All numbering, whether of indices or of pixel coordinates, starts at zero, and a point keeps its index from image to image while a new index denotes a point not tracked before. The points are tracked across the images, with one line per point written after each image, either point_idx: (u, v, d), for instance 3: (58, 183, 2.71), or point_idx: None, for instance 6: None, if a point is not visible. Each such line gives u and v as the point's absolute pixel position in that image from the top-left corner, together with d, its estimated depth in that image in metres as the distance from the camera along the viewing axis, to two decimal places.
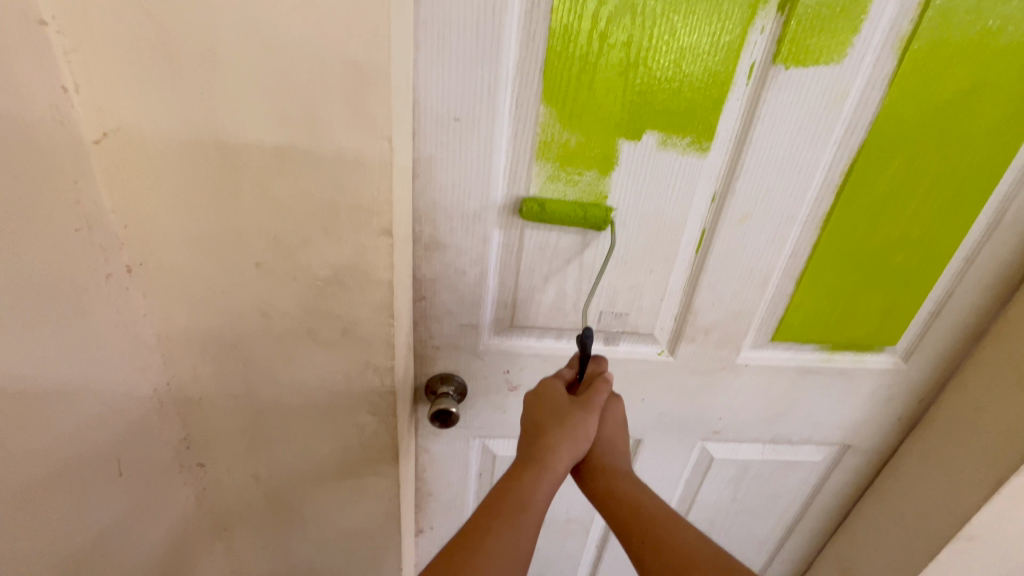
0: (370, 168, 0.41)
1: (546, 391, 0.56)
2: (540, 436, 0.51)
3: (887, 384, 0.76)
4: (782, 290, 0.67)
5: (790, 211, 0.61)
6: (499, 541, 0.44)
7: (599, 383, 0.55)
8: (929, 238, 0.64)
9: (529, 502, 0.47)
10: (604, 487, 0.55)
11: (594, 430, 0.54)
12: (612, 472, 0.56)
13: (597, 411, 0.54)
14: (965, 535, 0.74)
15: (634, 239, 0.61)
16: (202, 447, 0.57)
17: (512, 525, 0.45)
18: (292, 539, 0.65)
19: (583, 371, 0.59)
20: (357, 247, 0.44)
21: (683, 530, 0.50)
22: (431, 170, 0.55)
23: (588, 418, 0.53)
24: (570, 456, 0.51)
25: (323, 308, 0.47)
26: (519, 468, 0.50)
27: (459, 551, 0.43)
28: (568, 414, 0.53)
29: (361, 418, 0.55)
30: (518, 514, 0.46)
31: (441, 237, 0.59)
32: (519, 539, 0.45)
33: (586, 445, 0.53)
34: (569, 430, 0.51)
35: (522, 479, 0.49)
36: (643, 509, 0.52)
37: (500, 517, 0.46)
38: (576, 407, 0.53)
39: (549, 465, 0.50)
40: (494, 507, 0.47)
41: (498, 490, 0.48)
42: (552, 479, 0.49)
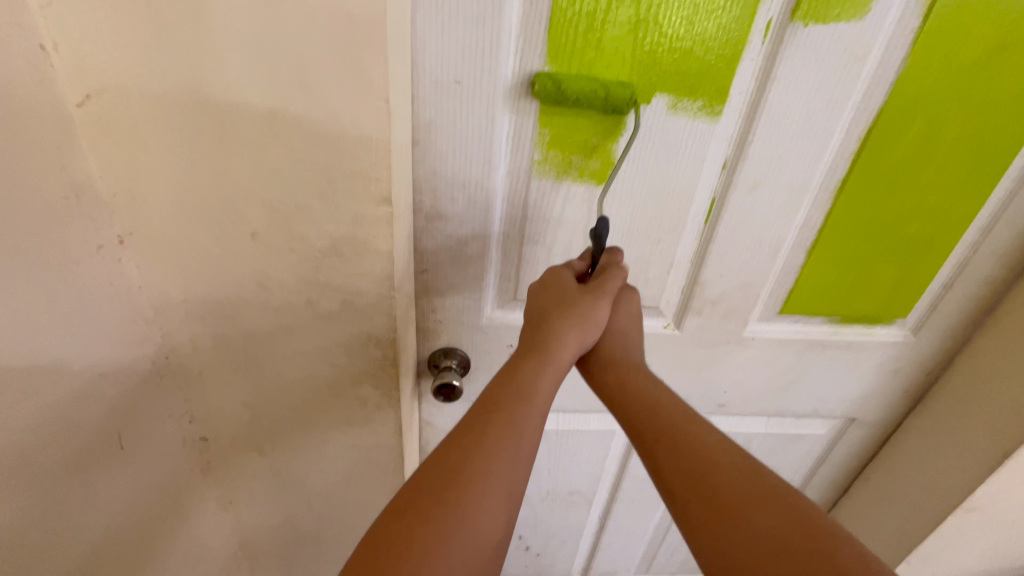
0: (367, 132, 0.39)
1: (553, 281, 0.54)
2: (548, 323, 0.50)
3: (895, 357, 0.75)
4: (792, 262, 0.66)
5: (803, 179, 0.59)
6: (506, 423, 0.43)
7: (611, 272, 0.53)
8: (946, 207, 0.62)
9: (535, 386, 0.47)
10: (615, 384, 0.54)
11: (604, 317, 0.52)
12: (621, 366, 0.55)
13: (608, 297, 0.52)
14: (967, 506, 0.74)
15: (641, 209, 0.60)
16: (205, 421, 0.57)
17: (519, 408, 0.45)
18: (297, 511, 0.65)
19: (595, 261, 0.57)
20: (355, 215, 0.43)
21: (698, 432, 0.49)
22: (432, 137, 0.53)
23: (597, 304, 0.51)
24: (576, 343, 0.50)
25: (322, 279, 0.46)
26: (527, 352, 0.49)
27: (467, 434, 0.43)
28: (577, 300, 0.51)
29: (363, 391, 0.54)
30: (526, 401, 0.45)
31: (443, 207, 0.58)
32: (526, 422, 0.44)
33: (594, 332, 0.52)
34: (577, 315, 0.50)
35: (529, 365, 0.48)
36: (657, 410, 0.51)
37: (507, 401, 0.45)
38: (585, 293, 0.51)
39: (556, 352, 0.49)
40: (501, 391, 0.46)
41: (505, 376, 0.48)
42: (559, 365, 0.49)
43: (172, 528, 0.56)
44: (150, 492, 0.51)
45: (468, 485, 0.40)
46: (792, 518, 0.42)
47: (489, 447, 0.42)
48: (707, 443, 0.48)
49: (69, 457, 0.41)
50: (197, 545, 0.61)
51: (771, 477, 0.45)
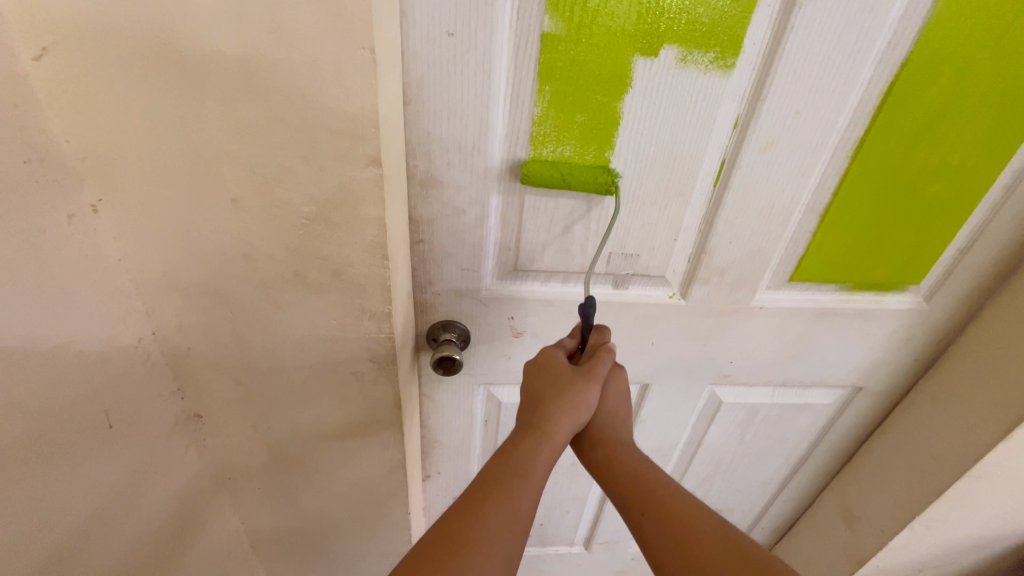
0: (351, 84, 0.36)
1: (546, 360, 0.54)
2: (541, 406, 0.50)
3: (907, 324, 0.73)
4: (804, 226, 0.63)
5: (819, 137, 0.56)
6: (499, 513, 0.42)
7: (601, 354, 0.54)
8: (968, 166, 0.59)
9: (530, 468, 0.46)
10: (604, 461, 0.53)
11: (595, 401, 0.52)
12: (612, 443, 0.54)
13: (599, 381, 0.52)
14: (974, 475, 0.74)
15: (647, 173, 0.57)
16: (197, 399, 0.55)
17: (512, 494, 0.44)
18: (297, 488, 0.65)
19: (586, 342, 0.58)
20: (342, 178, 0.40)
21: (683, 503, 0.48)
22: (424, 97, 0.50)
23: (589, 388, 0.51)
24: (570, 425, 0.50)
25: (310, 249, 0.44)
26: (519, 436, 0.49)
27: (455, 524, 0.41)
28: (570, 382, 0.51)
29: (359, 365, 0.52)
30: (518, 485, 0.44)
31: (437, 172, 0.54)
32: (519, 510, 0.43)
33: (587, 413, 0.52)
34: (570, 399, 0.50)
35: (522, 448, 0.47)
36: (643, 481, 0.50)
37: (499, 484, 0.44)
38: (578, 376, 0.52)
39: (549, 436, 0.48)
40: (492, 477, 0.45)
41: (496, 460, 0.47)
42: (552, 450, 0.48)
43: (169, 509, 0.55)
44: (140, 474, 0.50)
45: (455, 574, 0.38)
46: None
47: (478, 539, 0.40)
48: (698, 518, 0.46)
49: (49, 441, 0.40)
50: (196, 524, 0.60)
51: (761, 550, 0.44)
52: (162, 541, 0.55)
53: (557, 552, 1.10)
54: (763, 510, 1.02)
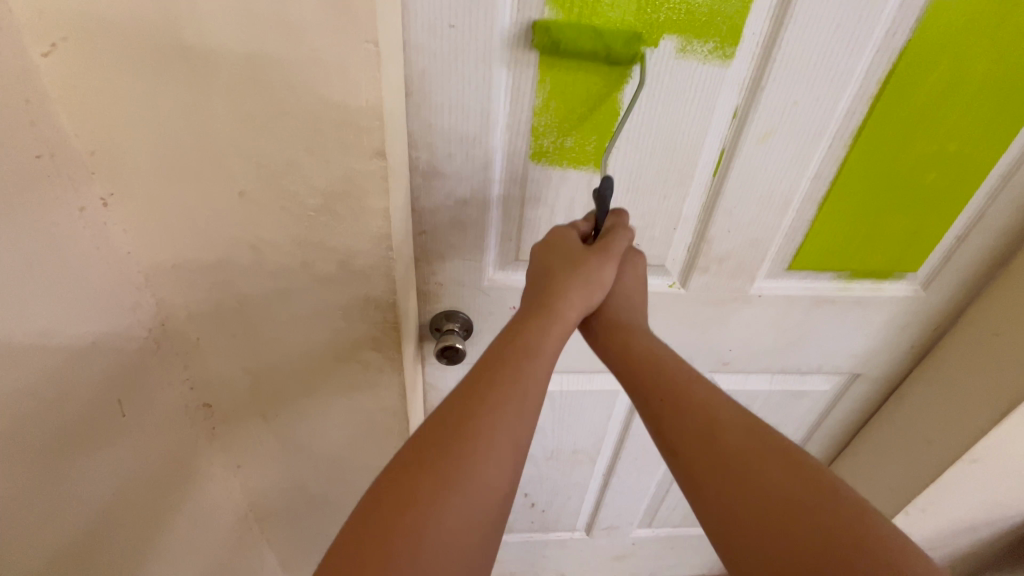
0: (355, 78, 0.36)
1: (557, 241, 0.52)
2: (552, 287, 0.49)
3: (903, 311, 0.74)
4: (802, 215, 0.63)
5: (818, 126, 0.56)
6: (510, 387, 0.42)
7: (617, 232, 0.52)
8: (966, 153, 0.60)
9: (540, 348, 0.45)
10: (619, 344, 0.53)
11: (608, 280, 0.51)
12: (624, 328, 0.54)
13: (613, 258, 0.50)
14: (969, 458, 0.75)
15: (647, 164, 0.57)
16: (206, 388, 0.56)
17: (522, 372, 0.43)
18: (304, 475, 0.66)
19: (600, 225, 0.54)
20: (347, 170, 0.41)
21: (702, 394, 0.48)
22: (426, 89, 0.50)
23: (602, 267, 0.49)
24: (581, 304, 0.49)
25: (316, 240, 0.44)
26: (529, 317, 0.48)
27: (466, 399, 0.41)
28: (582, 259, 0.49)
29: (365, 353, 0.53)
30: (529, 362, 0.44)
31: (439, 163, 0.55)
32: (531, 383, 0.43)
33: (598, 294, 0.51)
34: (582, 278, 0.49)
35: (532, 327, 0.46)
36: (663, 372, 0.50)
37: (510, 365, 0.43)
38: (591, 254, 0.50)
39: (560, 315, 0.48)
40: (503, 355, 0.44)
41: (506, 338, 0.46)
42: (564, 327, 0.48)
43: (180, 495, 0.56)
44: (152, 461, 0.51)
45: (466, 445, 0.39)
46: (802, 485, 0.41)
47: (490, 410, 0.41)
48: (714, 402, 0.47)
49: (64, 429, 0.41)
50: (207, 509, 0.62)
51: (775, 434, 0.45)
52: (174, 526, 0.56)
53: (558, 537, 1.12)
54: None
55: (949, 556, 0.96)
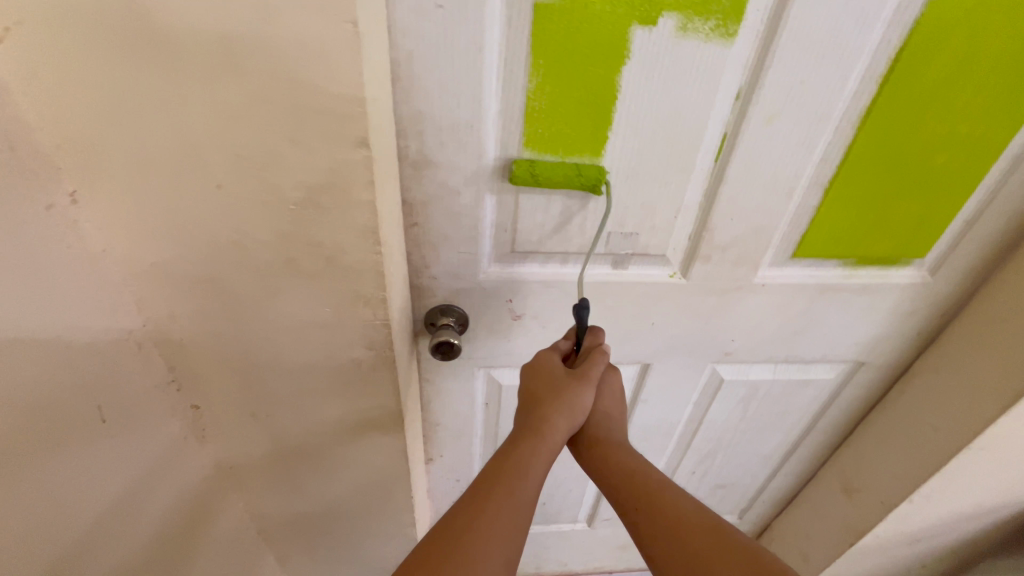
0: (335, 62, 0.34)
1: (540, 364, 0.54)
2: (537, 408, 0.50)
3: (911, 298, 0.73)
4: (808, 200, 0.61)
5: (825, 107, 0.54)
6: (500, 508, 0.42)
7: (595, 356, 0.54)
8: (977, 134, 0.57)
9: (528, 471, 0.46)
10: (599, 458, 0.54)
11: (591, 402, 0.52)
12: (607, 442, 0.55)
13: (593, 382, 0.52)
14: (976, 446, 0.74)
15: (646, 150, 0.55)
16: (194, 389, 0.55)
17: (510, 497, 0.43)
18: (299, 475, 0.65)
19: (580, 342, 0.58)
20: (331, 160, 0.38)
21: (675, 499, 0.48)
22: (414, 74, 0.48)
23: (584, 390, 0.51)
24: (567, 426, 0.50)
25: (301, 234, 0.42)
26: (517, 438, 0.49)
27: (455, 525, 0.41)
28: (566, 387, 0.51)
29: (357, 352, 0.51)
30: (517, 480, 0.45)
31: (430, 152, 0.53)
32: (520, 504, 0.43)
33: (583, 416, 0.52)
34: (566, 401, 0.50)
35: (519, 448, 0.47)
36: (637, 477, 0.50)
37: (498, 487, 0.44)
38: (573, 379, 0.52)
39: (548, 434, 0.49)
40: (490, 476, 0.45)
41: (495, 461, 0.47)
42: (550, 450, 0.48)
43: (172, 500, 0.55)
44: (140, 466, 0.50)
45: (459, 566, 0.38)
46: None
47: (480, 533, 0.41)
48: (692, 515, 0.47)
49: (44, 434, 0.39)
50: (201, 513, 0.60)
51: (747, 540, 0.45)
52: (168, 530, 0.55)
53: (559, 529, 1.12)
54: (765, 483, 1.04)
55: (952, 543, 0.95)
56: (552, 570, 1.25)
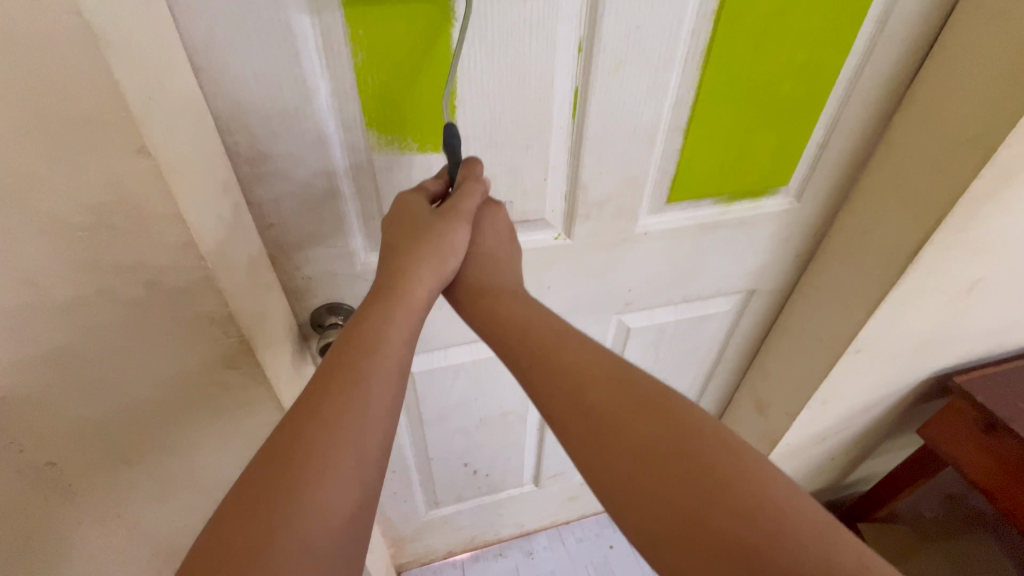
0: (75, 66, 0.29)
1: (400, 209, 0.49)
2: (398, 261, 0.47)
3: (784, 224, 0.77)
4: (671, 145, 0.62)
5: (667, 52, 0.54)
6: (346, 397, 0.40)
7: (469, 187, 0.49)
8: (814, 60, 0.59)
9: (383, 340, 0.43)
10: (485, 312, 0.52)
11: (462, 241, 0.49)
12: (486, 292, 0.53)
13: (464, 219, 0.48)
14: (854, 349, 0.80)
15: (499, 114, 0.53)
16: (40, 446, 0.47)
17: (359, 376, 0.41)
18: (202, 508, 0.61)
19: (453, 179, 0.51)
20: (112, 176, 0.34)
21: (571, 350, 0.48)
22: (219, 60, 0.43)
23: (451, 231, 0.47)
24: (433, 279, 0.47)
25: (106, 263, 0.38)
26: (376, 300, 0.45)
27: (297, 422, 0.39)
28: (428, 228, 0.47)
29: (219, 373, 0.48)
30: (370, 360, 0.42)
31: (264, 146, 0.48)
32: (370, 390, 0.41)
33: (453, 260, 0.49)
34: (429, 244, 0.46)
35: (376, 317, 0.44)
36: (530, 333, 0.49)
37: (344, 373, 0.41)
38: (438, 219, 0.47)
39: (407, 296, 0.46)
40: (338, 363, 0.42)
41: (351, 328, 0.44)
42: (413, 308, 0.46)
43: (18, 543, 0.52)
44: None
45: (297, 474, 0.36)
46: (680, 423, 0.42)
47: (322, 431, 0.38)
48: (591, 366, 0.46)
49: None
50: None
51: (641, 378, 0.46)
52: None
53: (508, 495, 1.15)
54: None
55: (853, 435, 1.06)
56: (511, 534, 1.29)
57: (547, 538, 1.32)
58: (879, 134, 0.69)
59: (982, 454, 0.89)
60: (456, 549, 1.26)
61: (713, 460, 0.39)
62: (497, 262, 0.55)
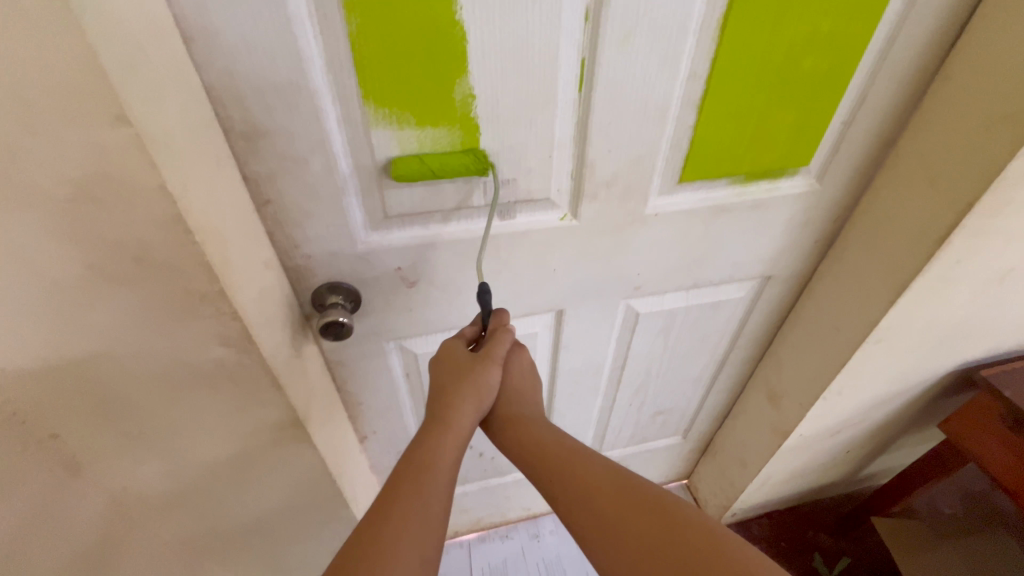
0: (45, 28, 0.29)
1: (445, 354, 0.55)
2: (443, 398, 0.52)
3: (803, 208, 0.73)
4: (683, 122, 0.59)
5: (680, 20, 0.50)
6: (404, 523, 0.42)
7: (501, 335, 0.55)
8: (841, 29, 0.55)
9: (434, 467, 0.47)
10: (513, 436, 0.55)
11: (497, 382, 0.54)
12: (515, 420, 0.56)
13: (499, 363, 0.54)
14: (874, 339, 0.77)
15: (500, 88, 0.51)
16: (43, 418, 0.47)
17: (419, 496, 0.44)
18: (205, 482, 0.62)
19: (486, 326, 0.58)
20: (90, 143, 0.33)
21: (584, 462, 0.49)
22: (209, 30, 0.41)
23: (489, 372, 0.53)
24: (474, 411, 0.52)
25: (94, 235, 0.37)
26: (424, 434, 0.50)
27: (366, 538, 0.41)
28: (470, 370, 0.53)
29: (214, 351, 0.47)
30: (422, 484, 0.45)
31: (258, 120, 0.47)
32: (426, 513, 0.44)
33: (490, 398, 0.53)
34: (471, 385, 0.52)
35: (426, 444, 0.48)
36: (548, 449, 0.52)
37: (406, 492, 0.45)
38: (477, 362, 0.53)
39: (452, 425, 0.50)
40: (394, 489, 0.45)
41: (403, 462, 0.48)
42: (457, 439, 0.50)
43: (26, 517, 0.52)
44: None
45: None
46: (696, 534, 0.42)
47: (382, 558, 0.40)
48: (601, 473, 0.48)
49: None
50: (82, 548, 0.57)
51: (653, 486, 0.47)
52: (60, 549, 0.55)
53: (515, 478, 1.15)
54: (699, 401, 1.09)
55: (870, 429, 1.02)
56: (517, 516, 1.30)
57: (553, 521, 1.32)
58: (909, 114, 0.65)
59: (1009, 452, 0.85)
60: (462, 528, 1.27)
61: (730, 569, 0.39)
62: (524, 395, 0.58)
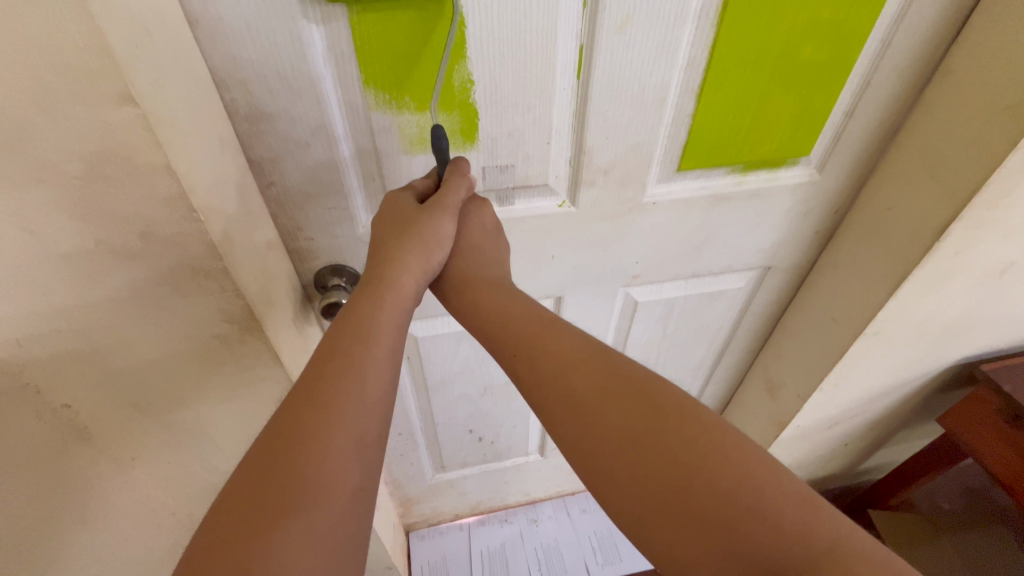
0: (55, 11, 0.30)
1: (389, 206, 0.50)
2: (385, 251, 0.47)
3: (803, 198, 0.73)
4: (682, 110, 0.59)
5: (678, 8, 0.51)
6: (343, 384, 0.40)
7: (454, 182, 0.50)
8: (841, 19, 0.55)
9: (375, 332, 0.44)
10: (470, 303, 0.52)
11: (448, 233, 0.50)
12: (474, 284, 0.53)
13: (448, 211, 0.49)
14: (872, 331, 0.77)
15: (498, 73, 0.51)
16: (56, 390, 0.50)
17: (357, 362, 0.42)
18: (210, 455, 0.64)
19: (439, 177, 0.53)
20: (99, 122, 0.34)
21: (552, 338, 0.47)
22: (214, 15, 0.43)
23: (436, 222, 0.48)
24: (417, 267, 0.48)
25: (103, 212, 0.39)
26: (362, 292, 0.46)
27: (305, 397, 0.40)
28: (415, 220, 0.48)
29: (218, 326, 0.49)
30: (363, 348, 0.43)
31: (261, 103, 0.48)
32: (365, 378, 0.41)
33: (438, 252, 0.49)
34: (414, 235, 0.48)
35: (368, 309, 0.45)
36: (512, 322, 0.49)
37: (345, 357, 0.42)
38: (423, 212, 0.48)
39: (395, 285, 0.47)
40: (337, 352, 0.42)
41: (340, 321, 0.45)
42: (397, 297, 0.46)
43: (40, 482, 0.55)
44: None
45: (304, 441, 0.38)
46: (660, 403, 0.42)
47: (322, 419, 0.39)
48: (570, 349, 0.46)
49: None
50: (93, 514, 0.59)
51: (622, 361, 0.45)
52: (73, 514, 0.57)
53: (514, 463, 1.17)
54: (698, 392, 1.09)
55: (869, 422, 1.03)
56: (517, 501, 1.32)
57: (552, 507, 1.34)
58: (912, 103, 0.64)
59: (1005, 447, 0.85)
60: (463, 512, 1.29)
61: (693, 433, 0.39)
62: (484, 254, 0.54)
